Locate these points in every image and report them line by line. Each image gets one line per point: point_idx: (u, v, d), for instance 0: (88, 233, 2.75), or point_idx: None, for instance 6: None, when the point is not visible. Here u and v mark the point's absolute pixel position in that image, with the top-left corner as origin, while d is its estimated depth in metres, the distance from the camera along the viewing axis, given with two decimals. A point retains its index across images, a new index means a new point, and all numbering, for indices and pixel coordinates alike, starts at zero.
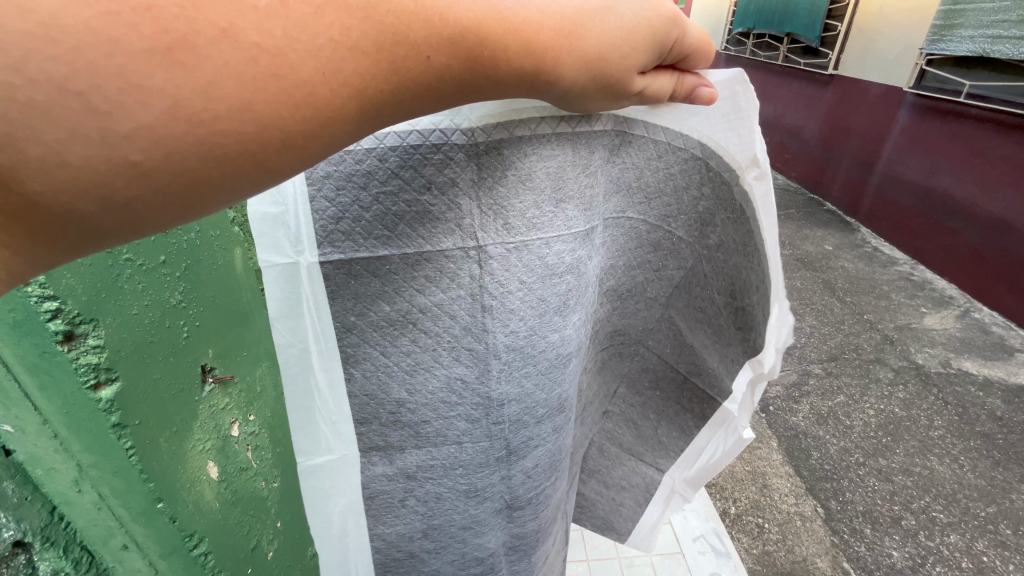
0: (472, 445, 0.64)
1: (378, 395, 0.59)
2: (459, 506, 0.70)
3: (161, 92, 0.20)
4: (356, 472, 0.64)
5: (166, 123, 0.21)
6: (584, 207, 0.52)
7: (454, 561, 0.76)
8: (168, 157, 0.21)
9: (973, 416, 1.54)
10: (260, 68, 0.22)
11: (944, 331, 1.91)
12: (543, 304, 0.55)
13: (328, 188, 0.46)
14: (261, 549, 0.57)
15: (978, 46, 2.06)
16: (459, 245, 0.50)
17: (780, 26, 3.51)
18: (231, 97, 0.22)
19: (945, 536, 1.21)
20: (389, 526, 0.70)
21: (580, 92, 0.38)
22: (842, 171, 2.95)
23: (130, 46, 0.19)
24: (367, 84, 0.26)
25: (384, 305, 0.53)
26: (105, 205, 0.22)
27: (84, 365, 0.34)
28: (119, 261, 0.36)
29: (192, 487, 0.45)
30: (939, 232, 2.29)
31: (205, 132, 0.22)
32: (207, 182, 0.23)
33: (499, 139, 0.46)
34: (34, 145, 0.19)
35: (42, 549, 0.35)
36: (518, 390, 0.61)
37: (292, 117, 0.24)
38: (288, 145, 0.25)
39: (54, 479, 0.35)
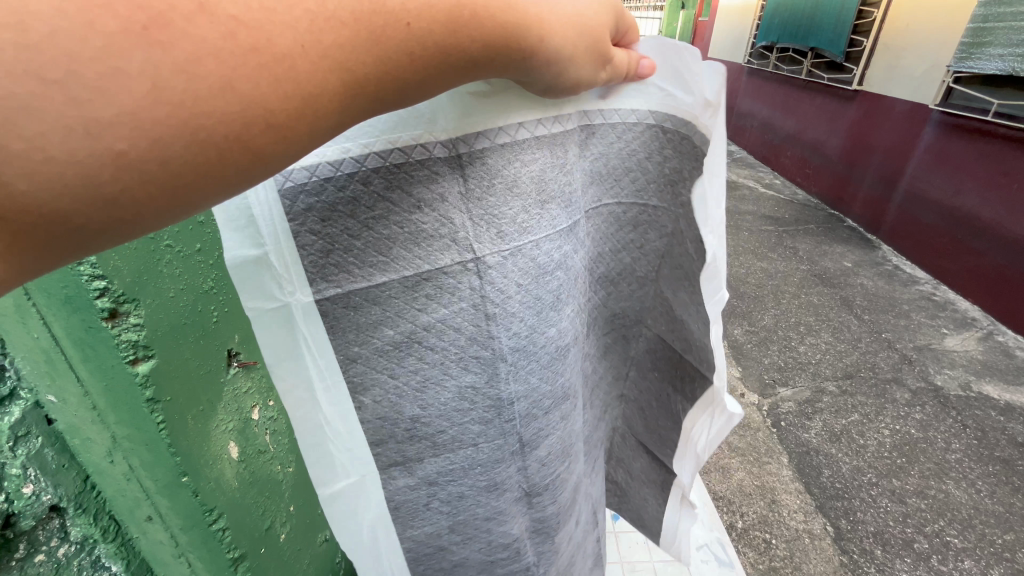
0: (488, 445, 0.58)
1: (392, 415, 0.51)
2: (484, 499, 0.62)
3: (139, 74, 0.20)
4: (376, 484, 0.56)
5: (146, 107, 0.21)
6: (565, 204, 0.49)
7: (487, 546, 0.68)
8: (152, 147, 0.22)
9: (992, 441, 1.50)
10: (238, 43, 0.22)
11: (964, 353, 1.87)
12: (540, 302, 0.51)
13: (311, 220, 0.39)
14: (274, 530, 0.59)
15: (1007, 64, 2.02)
16: (456, 260, 0.45)
17: (804, 40, 3.50)
18: (212, 75, 0.22)
19: (958, 562, 1.18)
20: (417, 530, 0.62)
21: (572, 53, 0.38)
22: (863, 187, 2.92)
23: (103, 27, 0.19)
24: (349, 56, 0.26)
25: (387, 330, 0.46)
26: (91, 199, 0.22)
27: (125, 341, 0.37)
28: (160, 246, 0.40)
29: (214, 464, 0.48)
30: (964, 252, 2.24)
31: (187, 115, 0.22)
32: (193, 169, 0.23)
33: (481, 146, 0.41)
34: (16, 140, 0.19)
35: (74, 515, 0.37)
36: (525, 386, 0.55)
37: (274, 95, 0.24)
38: (272, 124, 0.25)
39: (90, 448, 0.38)
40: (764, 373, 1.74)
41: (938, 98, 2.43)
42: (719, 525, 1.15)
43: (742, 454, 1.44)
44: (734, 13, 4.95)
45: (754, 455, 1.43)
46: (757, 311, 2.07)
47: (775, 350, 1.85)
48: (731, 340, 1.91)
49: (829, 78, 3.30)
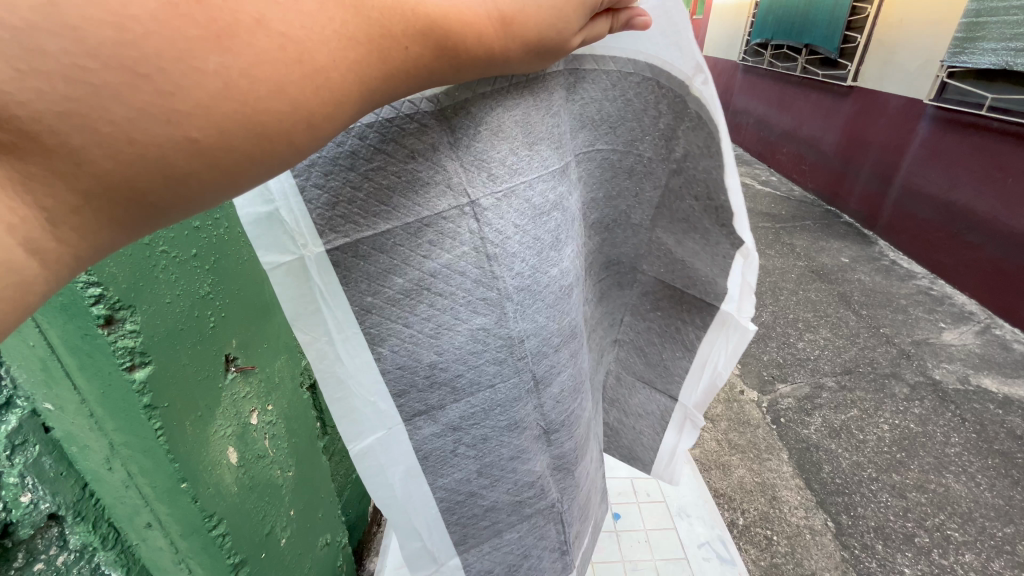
0: (505, 386, 0.52)
1: (411, 364, 0.47)
2: (508, 441, 0.56)
3: (214, 73, 0.21)
4: (402, 431, 0.51)
5: (217, 102, 0.21)
6: (555, 146, 0.46)
7: (509, 491, 0.60)
8: (220, 136, 0.21)
9: (991, 434, 1.50)
10: (286, 55, 0.22)
11: (963, 347, 1.87)
12: (539, 243, 0.47)
13: (316, 175, 0.37)
14: (274, 536, 0.59)
15: (1000, 59, 1.99)
16: (453, 206, 0.42)
17: (799, 37, 3.51)
18: (267, 81, 0.22)
19: (959, 555, 1.18)
20: (447, 479, 0.56)
21: (528, 65, 0.36)
22: (859, 184, 2.95)
23: (185, 33, 0.20)
24: (368, 69, 0.26)
25: (396, 278, 0.43)
26: (164, 181, 0.21)
27: (121, 348, 0.37)
28: (155, 252, 0.40)
29: (213, 470, 0.47)
30: (961, 246, 2.25)
31: (248, 113, 0.22)
32: (249, 159, 0.23)
33: (465, 99, 0.39)
34: (106, 124, 0.19)
35: (73, 524, 0.38)
36: (533, 324, 0.50)
37: (317, 100, 0.24)
38: (314, 126, 0.24)
39: (87, 456, 0.39)
40: (764, 369, 1.75)
41: (933, 93, 2.42)
42: (722, 523, 1.09)
43: (743, 450, 1.44)
44: (728, 11, 4.96)
45: (755, 452, 1.43)
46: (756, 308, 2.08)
47: (773, 347, 1.85)
48: None
49: (823, 74, 3.29)
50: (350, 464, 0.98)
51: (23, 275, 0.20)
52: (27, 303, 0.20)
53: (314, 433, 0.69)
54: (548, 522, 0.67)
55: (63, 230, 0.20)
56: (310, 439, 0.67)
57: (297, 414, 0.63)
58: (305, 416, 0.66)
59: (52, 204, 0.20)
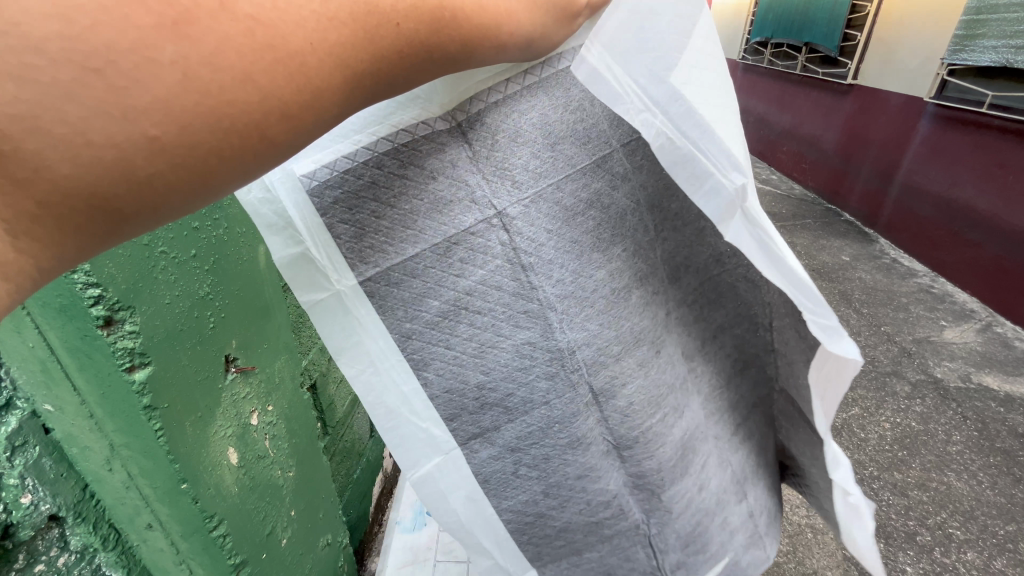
0: (561, 400, 0.47)
1: (458, 386, 0.46)
2: (572, 458, 0.49)
3: (172, 65, 0.20)
4: (459, 456, 0.49)
5: (179, 96, 0.21)
6: (585, 142, 0.45)
7: (582, 514, 0.52)
8: (184, 131, 0.21)
9: (993, 432, 1.50)
10: (256, 40, 0.22)
11: (963, 345, 1.87)
12: (576, 246, 0.45)
13: (340, 212, 0.40)
14: (275, 536, 0.59)
15: (1001, 56, 2.01)
16: (480, 219, 0.42)
17: (798, 36, 3.52)
18: (234, 68, 0.21)
19: (961, 554, 1.18)
20: (511, 501, 0.52)
21: (540, 30, 0.37)
22: (859, 181, 2.94)
23: (138, 23, 0.20)
24: (352, 51, 0.25)
25: (432, 301, 0.43)
26: (127, 184, 0.21)
27: (121, 348, 0.37)
28: (154, 253, 0.40)
29: (213, 471, 0.47)
30: (961, 244, 2.25)
31: (215, 105, 0.21)
32: (218, 156, 0.22)
33: (477, 111, 0.42)
34: (60, 126, 0.19)
35: (74, 524, 0.38)
36: (583, 333, 0.46)
37: (290, 87, 0.23)
38: (290, 116, 0.24)
39: (88, 457, 0.38)
40: None
41: (934, 92, 2.43)
42: None
43: None
44: (726, 10, 4.96)
45: None
46: None
47: None
48: None
49: (824, 73, 3.30)
50: (350, 464, 0.98)
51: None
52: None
53: (314, 433, 0.68)
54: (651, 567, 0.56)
55: (23, 240, 0.21)
56: (309, 438, 0.67)
57: (296, 414, 0.63)
58: (307, 416, 0.66)
59: (12, 215, 0.20)
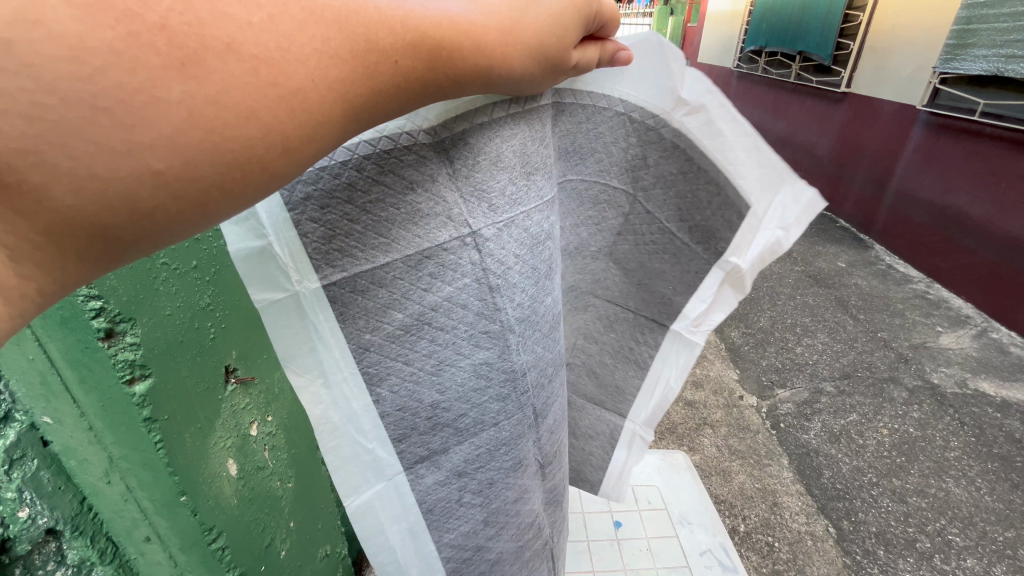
0: (510, 423, 0.52)
1: (412, 406, 0.46)
2: (512, 482, 0.55)
3: (178, 103, 0.21)
4: (404, 482, 0.50)
5: (182, 132, 0.22)
6: (548, 175, 0.46)
7: (512, 539, 0.59)
8: (186, 166, 0.22)
9: (990, 437, 1.50)
10: (259, 79, 0.23)
11: (960, 351, 1.88)
12: (536, 272, 0.47)
13: (311, 209, 0.36)
14: (274, 548, 0.58)
15: (992, 65, 2.03)
16: (454, 237, 0.41)
17: (792, 44, 3.57)
18: (239, 105, 0.23)
19: (961, 560, 1.18)
20: (452, 533, 0.55)
21: (528, 81, 0.37)
22: (854, 187, 2.96)
23: (145, 63, 0.20)
24: (352, 87, 0.27)
25: (396, 313, 0.42)
26: (129, 214, 0.22)
27: (122, 360, 0.37)
28: (156, 264, 0.40)
29: (212, 483, 0.47)
30: (956, 249, 2.26)
31: (218, 140, 0.22)
32: (217, 187, 0.24)
33: (462, 129, 0.39)
34: (65, 161, 0.20)
35: (71, 538, 0.38)
36: (534, 355, 0.51)
37: (291, 121, 0.24)
38: (288, 149, 0.25)
39: (87, 469, 0.39)
40: (762, 375, 1.75)
41: (925, 100, 2.45)
42: (723, 530, 1.08)
43: (743, 456, 1.44)
44: (722, 19, 5.02)
45: (755, 458, 1.43)
46: (753, 314, 2.09)
47: (772, 352, 1.86)
48: (728, 343, 1.92)
49: (817, 81, 3.34)
50: None
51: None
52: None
53: (314, 442, 0.68)
54: (542, 561, 0.66)
55: (26, 265, 0.21)
56: (309, 446, 0.67)
57: (296, 421, 0.63)
58: (307, 426, 0.66)
59: (12, 242, 0.20)
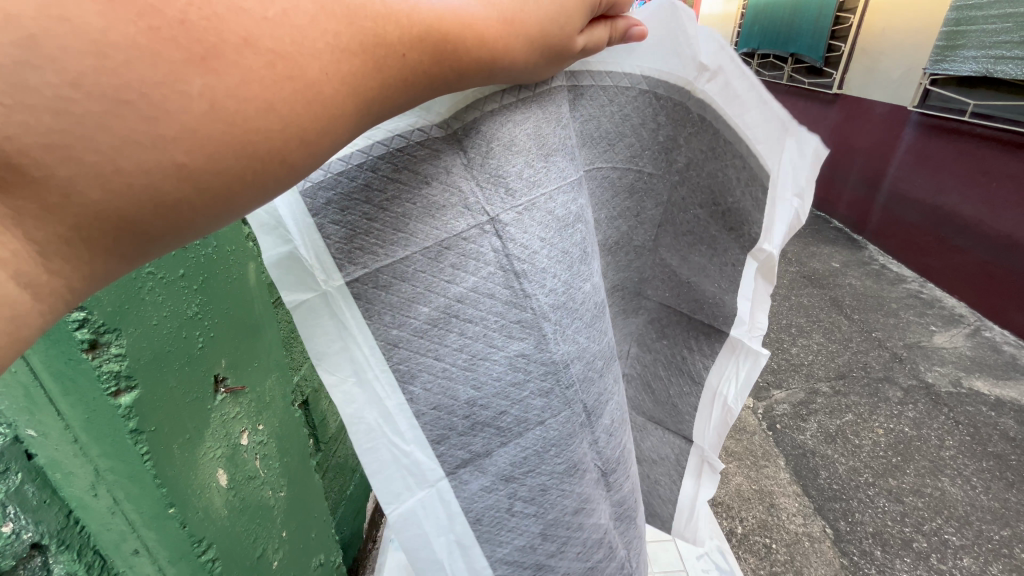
0: (557, 421, 0.45)
1: (447, 404, 0.41)
2: (568, 489, 0.47)
3: (200, 96, 0.19)
4: (447, 489, 0.44)
5: (205, 126, 0.19)
6: (569, 157, 0.43)
7: (580, 557, 0.50)
8: (211, 159, 0.20)
9: (985, 436, 1.51)
10: (276, 72, 0.21)
11: (954, 350, 1.89)
12: (568, 256, 0.42)
13: (332, 212, 0.34)
14: (266, 559, 0.58)
15: (983, 66, 2.05)
16: (473, 225, 0.38)
17: (784, 47, 3.60)
18: (256, 98, 0.21)
19: (957, 560, 1.18)
20: (507, 549, 0.46)
21: (530, 70, 0.36)
22: (847, 189, 2.99)
23: (168, 57, 0.18)
24: (362, 79, 0.25)
25: (421, 307, 0.38)
26: (155, 209, 0.20)
27: (106, 372, 0.37)
28: (141, 274, 0.39)
29: (202, 494, 0.46)
30: (948, 249, 2.27)
31: (240, 133, 0.21)
32: (241, 182, 0.22)
33: (472, 119, 0.37)
34: (91, 154, 0.18)
35: (57, 552, 0.37)
36: (576, 347, 0.44)
37: (309, 115, 0.23)
38: (308, 141, 0.23)
39: (73, 482, 0.38)
40: (758, 376, 1.75)
41: (916, 101, 2.47)
42: (720, 534, 1.07)
43: (739, 458, 1.43)
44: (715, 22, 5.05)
45: (751, 459, 1.43)
46: None
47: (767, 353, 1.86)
48: None
49: (810, 83, 3.37)
50: (343, 481, 0.97)
51: (6, 304, 0.18)
52: (20, 337, 0.19)
53: (307, 448, 0.68)
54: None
55: (55, 261, 0.19)
56: (302, 455, 0.65)
57: (289, 433, 0.62)
58: (298, 434, 0.65)
59: (41, 236, 0.19)
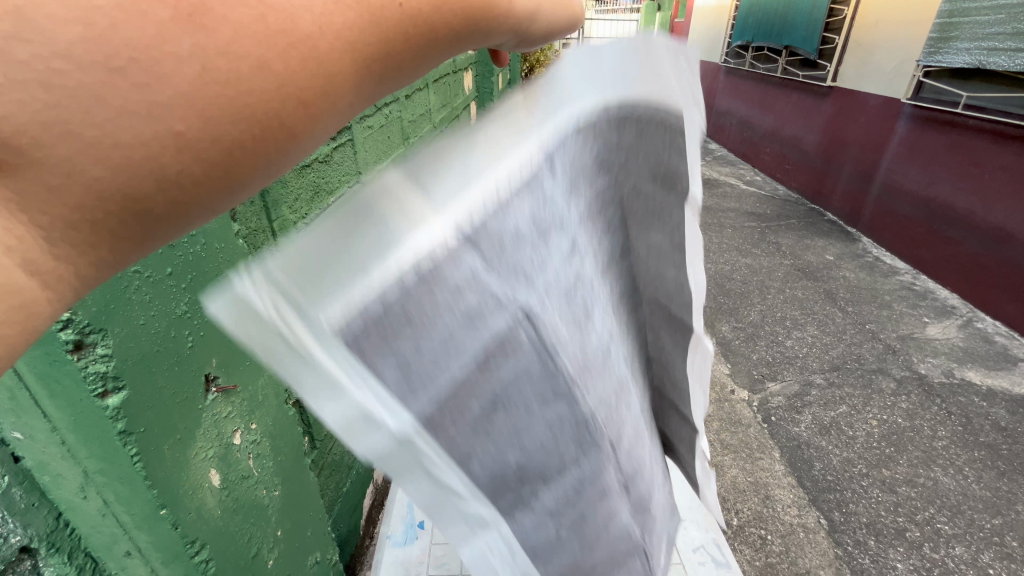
0: None
1: None
2: None
3: (190, 57, 0.16)
4: None
5: (198, 89, 0.16)
6: None
7: None
8: (209, 126, 0.17)
9: (977, 426, 1.52)
10: (267, 25, 0.18)
11: (946, 341, 1.90)
12: None
13: None
14: (261, 557, 0.57)
15: (975, 58, 2.04)
16: None
17: (778, 39, 3.60)
18: (250, 54, 0.17)
19: (950, 548, 1.19)
20: None
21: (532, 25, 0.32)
22: (841, 182, 3.00)
23: (154, 15, 0.15)
24: (360, 33, 0.20)
25: None
26: (159, 186, 0.17)
27: (92, 373, 0.36)
28: (126, 274, 0.38)
29: (194, 495, 0.46)
30: (941, 241, 2.29)
31: (237, 94, 0.17)
32: (246, 152, 0.18)
33: None
34: (83, 127, 0.15)
35: (47, 555, 0.38)
36: None
37: (307, 74, 0.19)
38: (312, 105, 0.19)
39: (61, 485, 0.38)
40: (753, 368, 1.76)
41: (910, 92, 2.47)
42: (716, 526, 1.08)
43: (735, 450, 1.44)
44: (711, 15, 5.05)
45: (747, 452, 1.43)
46: (744, 308, 2.10)
47: (762, 346, 1.87)
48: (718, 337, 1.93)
49: (804, 76, 3.37)
50: (339, 478, 0.97)
51: (23, 296, 0.16)
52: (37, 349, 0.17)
53: (301, 448, 0.67)
54: None
55: (62, 245, 0.16)
56: (296, 455, 0.65)
57: (282, 431, 0.61)
58: (292, 433, 0.64)
59: (46, 224, 0.16)
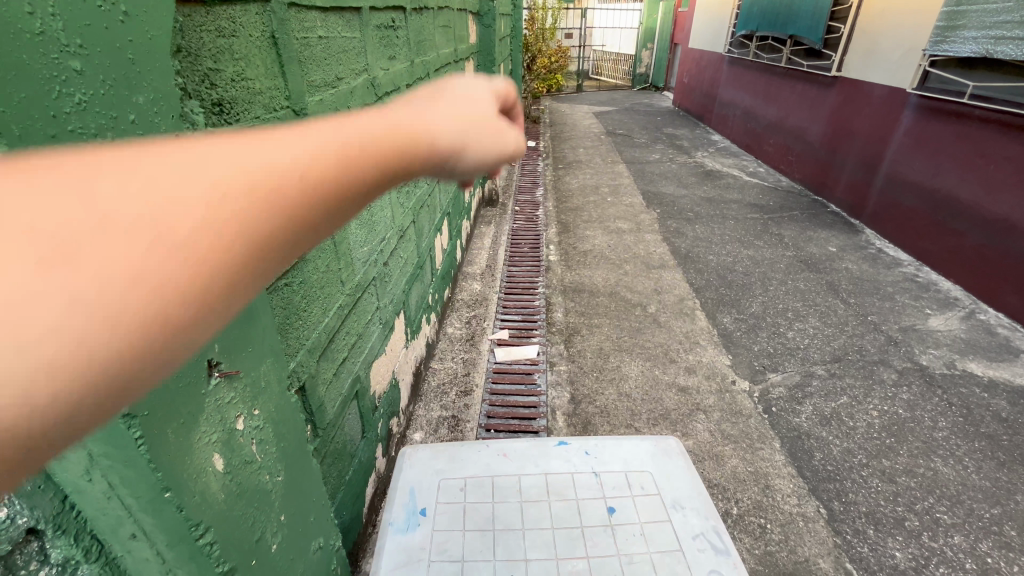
0: None
1: None
2: None
3: (126, 254, 0.20)
4: None
5: (137, 277, 0.21)
6: None
7: None
8: (142, 302, 0.21)
9: (977, 417, 1.52)
10: (196, 214, 0.23)
11: (948, 332, 1.90)
12: None
13: None
14: (265, 541, 0.58)
15: (982, 46, 2.01)
16: None
17: (783, 29, 3.56)
18: (178, 240, 0.22)
19: (948, 537, 1.20)
20: None
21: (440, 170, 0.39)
22: (845, 173, 2.99)
23: (96, 223, 0.20)
24: (272, 207, 0.26)
25: None
26: (93, 361, 0.20)
27: None
28: None
29: (198, 478, 0.46)
30: (945, 233, 2.28)
31: (169, 273, 0.22)
32: (170, 315, 0.22)
33: None
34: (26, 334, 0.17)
35: (53, 536, 0.39)
36: None
37: (226, 242, 0.24)
38: (230, 266, 0.25)
39: (67, 469, 0.39)
40: (754, 360, 1.76)
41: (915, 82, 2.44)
42: None
43: (735, 441, 1.45)
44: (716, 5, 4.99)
45: (747, 442, 1.44)
46: (745, 300, 2.10)
47: (764, 337, 1.87)
48: (720, 329, 1.93)
49: (809, 66, 3.33)
50: (342, 466, 0.98)
51: None
52: None
53: (304, 435, 0.67)
54: None
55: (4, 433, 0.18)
56: (299, 441, 0.66)
57: (284, 417, 0.62)
58: (294, 419, 0.65)
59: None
